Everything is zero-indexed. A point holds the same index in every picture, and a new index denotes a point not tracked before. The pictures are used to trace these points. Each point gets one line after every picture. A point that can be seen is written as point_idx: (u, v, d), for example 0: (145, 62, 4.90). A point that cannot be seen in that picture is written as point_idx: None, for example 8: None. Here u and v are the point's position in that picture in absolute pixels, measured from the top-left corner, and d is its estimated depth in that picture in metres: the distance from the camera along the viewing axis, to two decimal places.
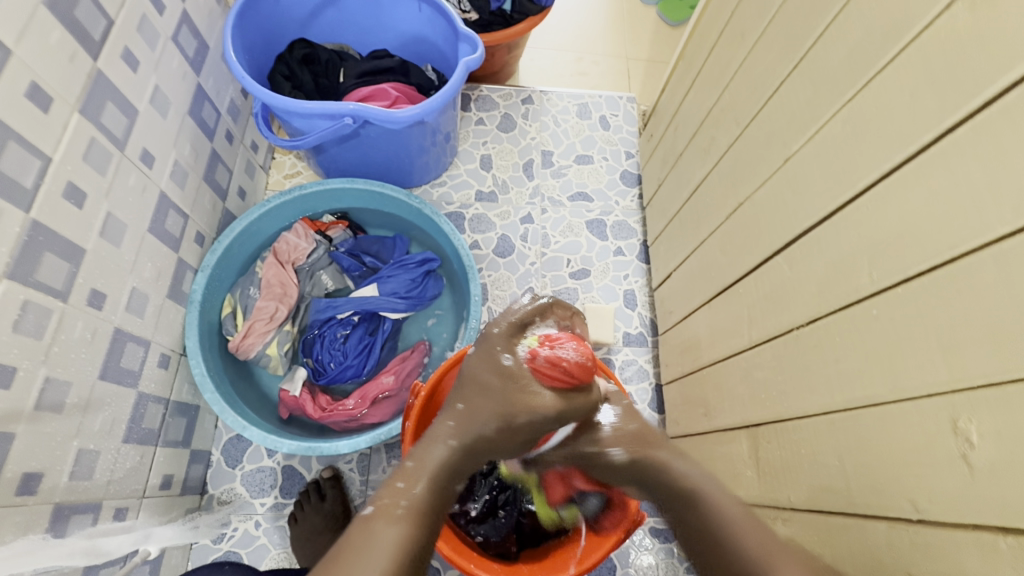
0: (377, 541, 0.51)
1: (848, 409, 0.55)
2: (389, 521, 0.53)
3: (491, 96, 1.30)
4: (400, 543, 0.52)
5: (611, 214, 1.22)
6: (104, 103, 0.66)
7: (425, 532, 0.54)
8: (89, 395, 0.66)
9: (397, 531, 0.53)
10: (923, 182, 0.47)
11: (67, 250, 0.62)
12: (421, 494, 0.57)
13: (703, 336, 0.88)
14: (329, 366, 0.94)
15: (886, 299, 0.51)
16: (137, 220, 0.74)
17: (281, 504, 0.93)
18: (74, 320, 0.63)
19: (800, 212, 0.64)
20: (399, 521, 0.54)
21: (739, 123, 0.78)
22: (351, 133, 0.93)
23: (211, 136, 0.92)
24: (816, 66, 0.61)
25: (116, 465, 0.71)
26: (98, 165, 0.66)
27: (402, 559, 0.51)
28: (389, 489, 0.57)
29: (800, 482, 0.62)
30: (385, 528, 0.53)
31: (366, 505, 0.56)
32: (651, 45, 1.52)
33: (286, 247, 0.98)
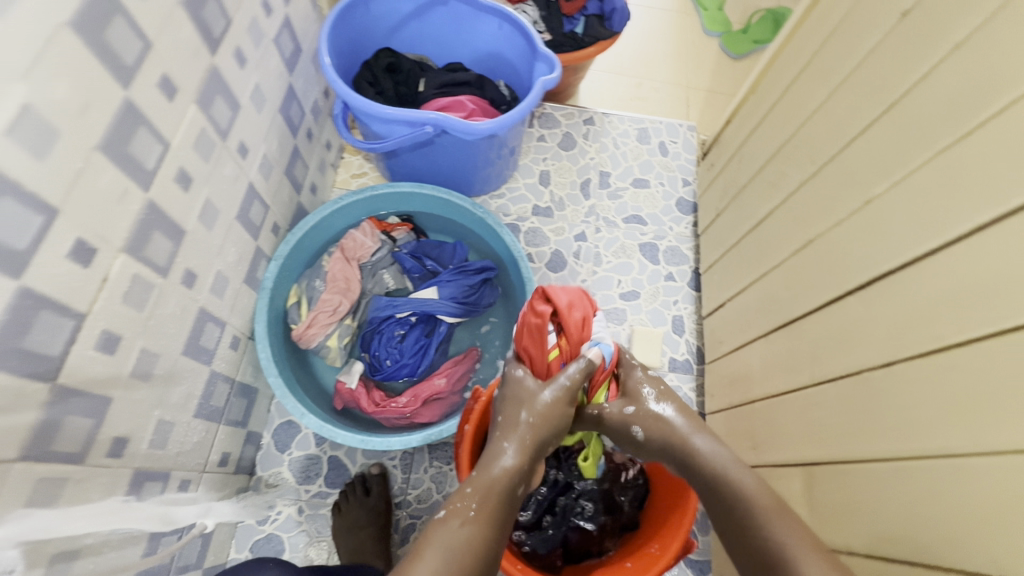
0: (448, 540, 0.53)
1: (920, 457, 0.54)
2: (462, 522, 0.54)
3: (554, 114, 1.33)
4: (470, 544, 0.53)
5: (664, 239, 1.23)
6: (215, 97, 0.71)
7: (495, 536, 0.55)
8: (172, 367, 0.69)
9: (466, 533, 0.54)
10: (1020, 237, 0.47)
11: (171, 231, 0.65)
12: (488, 497, 0.57)
13: (757, 369, 0.88)
14: (385, 363, 0.97)
15: (973, 349, 0.50)
16: (227, 206, 0.78)
17: (322, 493, 0.96)
18: (168, 296, 0.66)
19: (879, 255, 0.64)
20: (470, 523, 0.54)
21: (814, 160, 0.79)
22: (427, 141, 0.97)
23: (294, 133, 0.97)
24: (908, 112, 0.62)
25: (185, 437, 0.75)
26: (204, 153, 0.70)
27: (475, 559, 0.52)
28: (458, 493, 0.58)
29: (860, 527, 0.61)
30: (456, 529, 0.54)
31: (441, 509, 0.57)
32: (712, 77, 1.54)
33: (353, 244, 1.01)
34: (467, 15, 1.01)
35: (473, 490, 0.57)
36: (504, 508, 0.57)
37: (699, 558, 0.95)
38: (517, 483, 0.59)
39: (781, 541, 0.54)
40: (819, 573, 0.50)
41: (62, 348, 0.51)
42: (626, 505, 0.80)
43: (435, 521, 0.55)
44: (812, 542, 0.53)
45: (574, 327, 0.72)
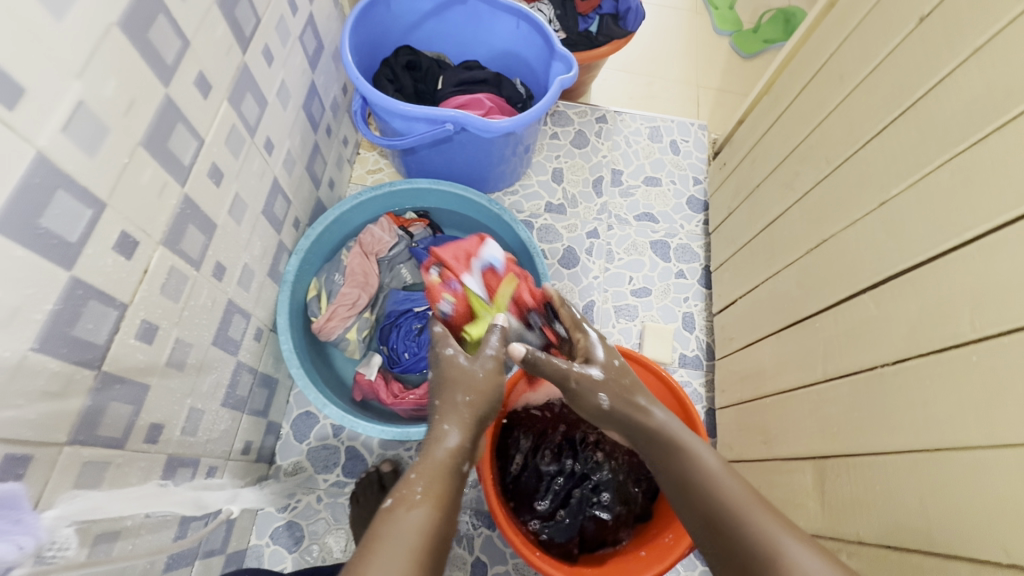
0: (403, 527, 0.50)
1: (933, 450, 0.56)
2: (411, 507, 0.52)
3: (567, 112, 1.35)
4: (424, 527, 0.51)
5: (675, 237, 1.25)
6: (245, 93, 0.73)
7: (447, 518, 0.54)
8: (203, 357, 0.71)
9: (419, 516, 0.52)
10: None
11: (204, 224, 0.67)
12: (434, 479, 0.56)
13: (769, 365, 0.89)
14: (403, 356, 0.98)
15: (987, 346, 0.52)
16: (254, 200, 0.80)
17: (340, 482, 0.98)
18: (201, 288, 0.68)
19: (894, 254, 0.65)
20: (419, 506, 0.53)
21: (829, 161, 0.80)
22: (445, 138, 0.99)
23: (315, 129, 0.99)
24: (925, 115, 0.64)
25: (214, 425, 0.77)
26: (234, 149, 0.72)
27: (429, 541, 0.50)
28: (404, 481, 0.56)
29: (872, 518, 0.63)
30: (405, 515, 0.51)
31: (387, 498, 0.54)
32: (723, 76, 1.55)
33: (371, 239, 1.02)
34: (486, 14, 1.03)
35: (420, 479, 0.56)
36: (452, 491, 0.56)
37: None
38: (460, 462, 0.60)
39: (728, 494, 0.55)
40: (767, 528, 0.51)
41: (107, 336, 0.53)
42: (640, 497, 0.83)
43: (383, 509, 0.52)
44: (755, 493, 0.55)
45: (442, 254, 0.85)
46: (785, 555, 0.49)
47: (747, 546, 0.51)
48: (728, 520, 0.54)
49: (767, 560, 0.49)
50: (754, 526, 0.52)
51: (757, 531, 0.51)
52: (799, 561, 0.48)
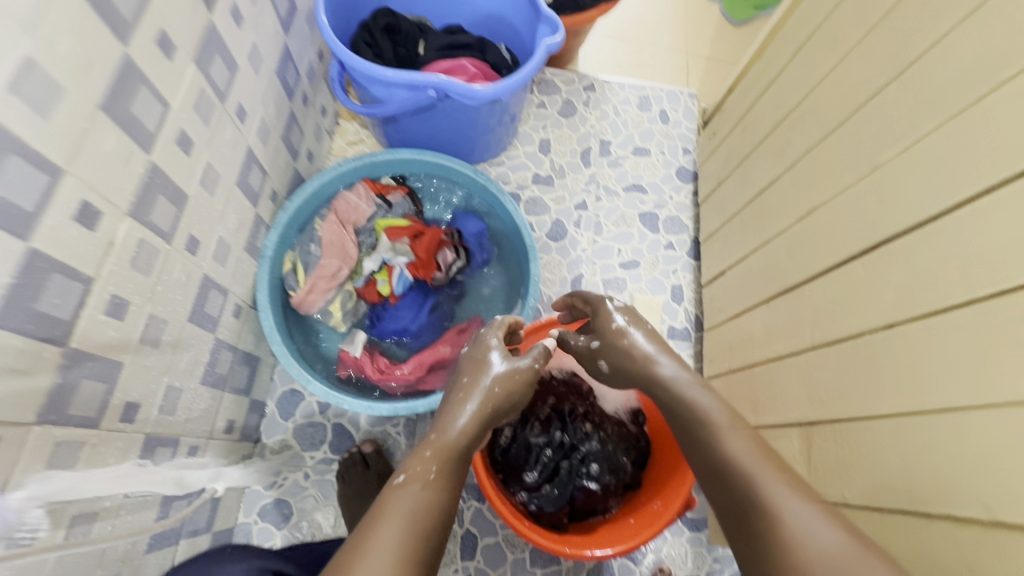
0: (410, 503, 0.51)
1: (918, 414, 0.56)
2: (421, 487, 0.52)
3: (554, 80, 1.31)
4: (427, 507, 0.51)
5: (664, 208, 1.23)
6: (213, 56, 0.69)
7: (450, 501, 0.53)
8: (179, 334, 0.69)
9: (426, 497, 0.52)
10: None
11: (175, 195, 0.64)
12: (449, 460, 0.56)
13: (757, 335, 0.89)
14: (382, 317, 0.99)
15: (975, 310, 0.52)
16: (228, 171, 0.76)
17: (328, 459, 0.98)
18: (174, 262, 0.66)
19: (884, 220, 0.65)
20: (429, 488, 0.53)
21: (821, 127, 0.79)
22: (428, 106, 0.95)
23: (290, 97, 0.94)
24: (921, 76, 0.62)
25: (193, 404, 0.75)
26: (204, 116, 0.68)
27: (430, 520, 0.50)
28: (417, 458, 0.56)
29: (856, 481, 0.64)
30: (416, 493, 0.52)
31: (398, 473, 0.54)
32: (713, 43, 1.51)
33: (346, 207, 1.00)
34: None
35: (432, 456, 0.56)
36: (457, 476, 0.56)
37: (695, 516, 1.00)
38: (474, 443, 0.60)
39: (733, 452, 0.54)
40: (774, 483, 0.50)
41: (73, 311, 0.51)
42: (630, 467, 0.82)
43: (394, 485, 0.53)
44: (764, 450, 0.53)
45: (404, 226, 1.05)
46: (788, 513, 0.47)
47: (753, 504, 0.49)
48: (736, 478, 0.52)
49: (772, 519, 0.47)
50: (761, 484, 0.50)
51: (763, 489, 0.50)
52: (802, 519, 0.46)
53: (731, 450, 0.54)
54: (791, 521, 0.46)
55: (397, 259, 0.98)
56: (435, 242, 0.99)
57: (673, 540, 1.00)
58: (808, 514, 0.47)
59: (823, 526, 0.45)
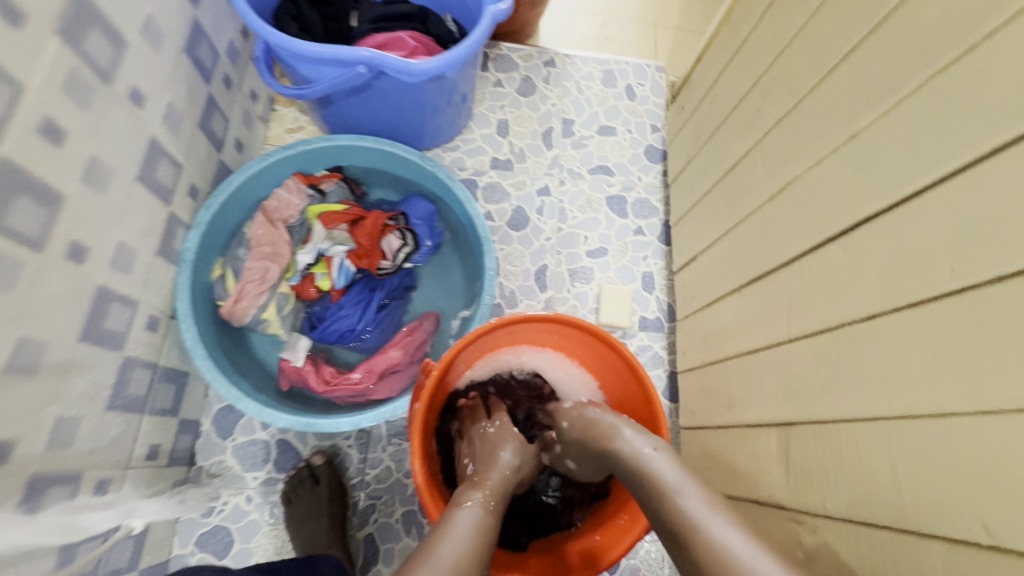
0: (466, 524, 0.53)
1: (907, 415, 0.50)
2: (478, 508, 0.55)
3: (511, 56, 1.21)
4: (481, 527, 0.53)
5: (632, 190, 1.15)
6: (89, 28, 0.58)
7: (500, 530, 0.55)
8: (68, 356, 0.60)
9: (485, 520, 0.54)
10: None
11: (43, 194, 0.54)
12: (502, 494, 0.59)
13: (731, 325, 0.82)
14: (324, 319, 0.89)
15: (971, 296, 0.45)
16: (124, 165, 0.66)
17: (273, 479, 0.89)
18: (50, 272, 0.56)
19: (863, 197, 0.58)
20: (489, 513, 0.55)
21: (794, 95, 0.71)
22: (363, 85, 0.85)
23: (207, 79, 0.84)
24: (903, 29, 0.54)
25: (98, 433, 0.66)
26: (80, 100, 0.58)
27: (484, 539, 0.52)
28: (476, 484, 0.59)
29: (838, 489, 0.57)
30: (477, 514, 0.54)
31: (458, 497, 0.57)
32: (682, 12, 1.42)
33: (277, 204, 0.90)
34: None
35: (491, 484, 0.59)
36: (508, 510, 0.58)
37: None
38: (517, 481, 0.63)
39: (685, 510, 0.49)
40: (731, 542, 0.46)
41: None
42: (595, 475, 0.76)
43: (461, 505, 0.55)
44: (719, 507, 0.49)
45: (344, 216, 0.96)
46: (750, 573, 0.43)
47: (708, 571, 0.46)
48: (689, 540, 0.48)
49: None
50: (715, 543, 0.46)
51: (716, 551, 0.46)
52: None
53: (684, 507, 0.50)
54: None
55: (335, 249, 0.89)
56: (377, 227, 0.90)
57: (648, 545, 0.94)
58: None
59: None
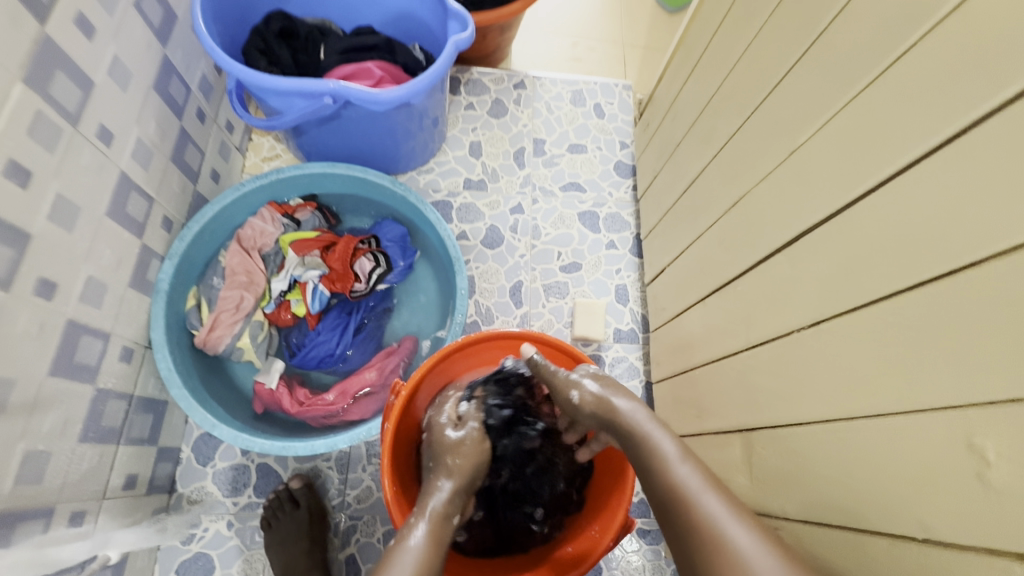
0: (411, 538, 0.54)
1: (849, 419, 0.51)
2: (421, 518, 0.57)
3: (482, 80, 1.25)
4: (429, 536, 0.55)
5: (604, 206, 1.18)
6: (53, 73, 0.60)
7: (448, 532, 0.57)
8: (37, 392, 0.60)
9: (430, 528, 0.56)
10: (931, 181, 0.44)
11: (7, 234, 0.56)
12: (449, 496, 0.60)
13: (697, 335, 0.84)
14: (302, 346, 0.90)
15: (892, 304, 0.46)
16: (93, 201, 0.68)
17: (253, 504, 0.89)
18: (17, 310, 0.57)
19: (805, 209, 0.60)
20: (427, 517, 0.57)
21: (743, 112, 0.74)
22: (331, 114, 0.88)
23: (179, 114, 0.86)
24: (832, 50, 0.56)
25: (70, 467, 0.66)
26: (46, 142, 0.60)
27: (433, 547, 0.54)
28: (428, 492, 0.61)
29: (795, 493, 0.59)
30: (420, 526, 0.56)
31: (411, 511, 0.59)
32: (648, 32, 1.47)
33: (251, 233, 0.92)
34: None
35: (444, 491, 0.60)
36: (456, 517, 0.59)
37: (650, 528, 0.95)
38: (470, 479, 0.64)
39: (681, 481, 0.50)
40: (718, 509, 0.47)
41: None
42: (574, 494, 0.76)
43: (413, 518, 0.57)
44: (715, 481, 0.50)
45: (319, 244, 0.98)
46: (731, 543, 0.44)
47: (696, 541, 0.46)
48: (684, 508, 0.48)
49: (713, 553, 0.45)
50: (704, 515, 0.47)
51: (710, 520, 0.46)
52: (748, 550, 0.44)
53: (685, 473, 0.50)
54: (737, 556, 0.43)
55: (308, 274, 0.90)
56: (349, 251, 0.91)
57: (630, 557, 0.94)
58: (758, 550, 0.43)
59: (766, 558, 0.43)
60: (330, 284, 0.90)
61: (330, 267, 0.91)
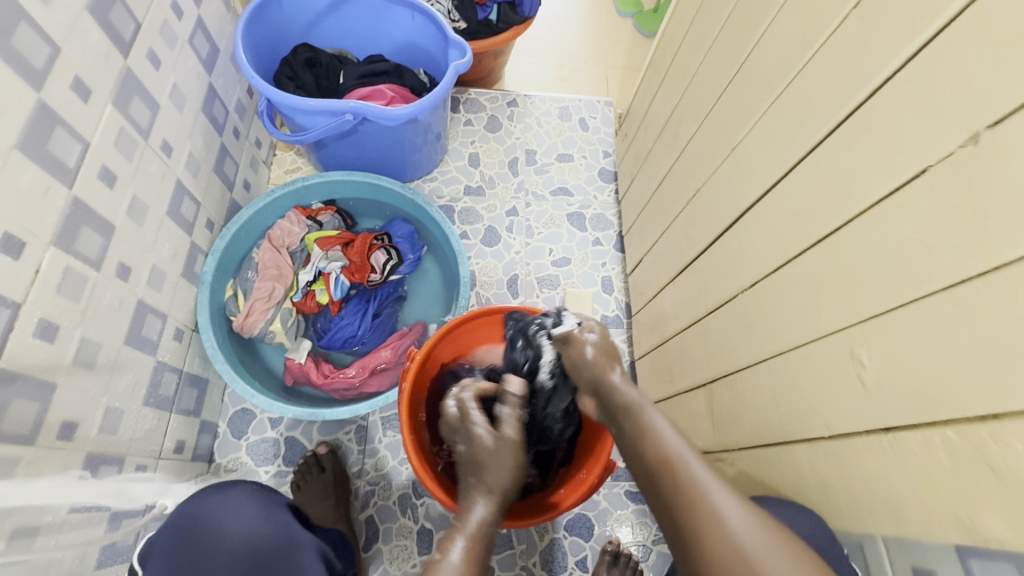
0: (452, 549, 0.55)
1: (777, 355, 0.64)
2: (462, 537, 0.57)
3: (478, 99, 1.40)
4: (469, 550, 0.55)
5: (590, 208, 1.32)
6: (132, 97, 0.75)
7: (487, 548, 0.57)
8: (115, 356, 0.73)
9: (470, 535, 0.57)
10: (819, 163, 0.57)
11: (100, 226, 0.69)
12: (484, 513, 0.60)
13: (669, 311, 0.97)
14: (328, 329, 1.03)
15: (803, 259, 0.60)
16: (157, 203, 0.82)
17: (283, 471, 1.01)
18: (104, 288, 0.70)
19: (743, 194, 0.73)
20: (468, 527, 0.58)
21: (696, 120, 0.88)
22: (350, 130, 1.02)
23: (220, 131, 1.00)
24: (752, 68, 0.71)
25: (137, 424, 0.78)
26: (126, 152, 0.74)
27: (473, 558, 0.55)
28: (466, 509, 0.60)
29: (745, 427, 0.71)
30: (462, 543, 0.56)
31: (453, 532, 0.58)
32: (627, 54, 1.63)
33: (281, 233, 1.05)
34: (380, 8, 1.06)
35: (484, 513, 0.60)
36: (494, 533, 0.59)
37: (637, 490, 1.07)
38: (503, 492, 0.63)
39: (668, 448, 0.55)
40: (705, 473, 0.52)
41: (2, 333, 0.56)
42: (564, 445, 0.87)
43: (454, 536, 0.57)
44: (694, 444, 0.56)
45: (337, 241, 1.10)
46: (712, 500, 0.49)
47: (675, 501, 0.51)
48: (669, 480, 0.53)
49: (693, 508, 0.49)
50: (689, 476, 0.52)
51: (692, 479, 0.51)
52: (717, 498, 0.49)
53: (663, 440, 0.56)
54: (714, 517, 0.48)
55: (331, 266, 1.03)
56: (365, 246, 1.04)
57: (619, 515, 1.05)
58: (731, 508, 0.48)
59: (735, 505, 0.48)
60: (350, 274, 1.03)
61: (350, 260, 1.04)
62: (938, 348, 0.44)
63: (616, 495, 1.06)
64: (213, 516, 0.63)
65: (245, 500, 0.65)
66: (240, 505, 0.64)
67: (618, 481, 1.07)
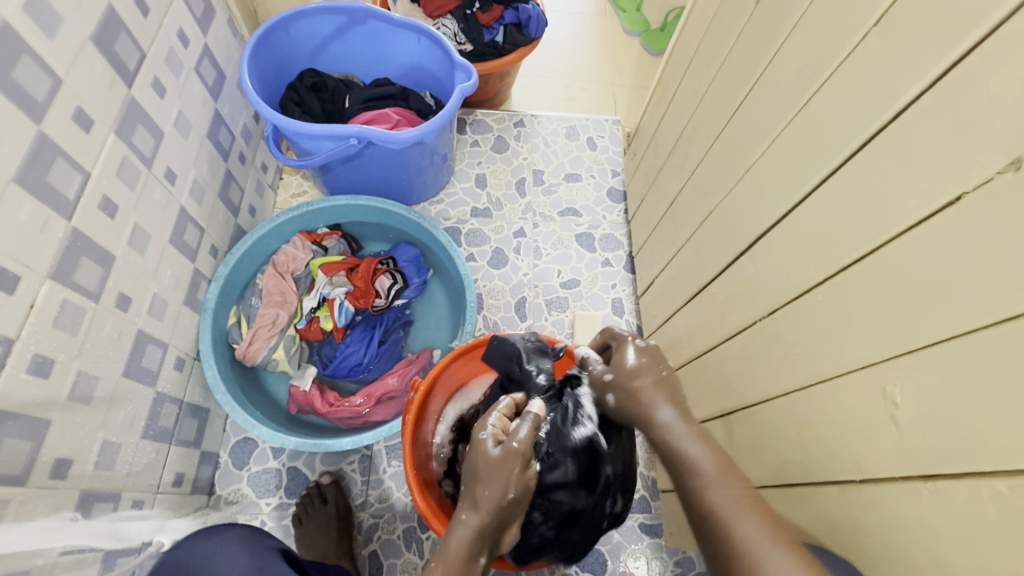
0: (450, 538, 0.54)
1: (801, 388, 0.61)
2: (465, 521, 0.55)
3: (485, 120, 1.39)
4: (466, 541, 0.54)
5: (599, 228, 1.29)
6: (136, 126, 0.74)
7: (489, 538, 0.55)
8: (113, 390, 0.71)
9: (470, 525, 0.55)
10: (840, 188, 0.55)
11: (100, 256, 0.68)
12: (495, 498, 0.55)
13: (683, 335, 0.93)
14: (332, 357, 1.02)
15: (826, 287, 0.57)
16: (159, 231, 0.81)
17: (285, 503, 0.98)
18: (103, 319, 0.69)
19: (758, 217, 0.70)
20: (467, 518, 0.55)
21: (707, 140, 0.86)
22: (356, 154, 1.01)
23: (225, 157, 1.00)
24: (766, 87, 0.69)
25: (134, 458, 0.76)
26: (128, 180, 0.73)
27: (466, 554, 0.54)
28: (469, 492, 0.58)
29: (767, 462, 0.67)
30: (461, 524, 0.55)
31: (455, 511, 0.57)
32: (635, 73, 1.62)
33: (285, 258, 1.04)
34: (387, 33, 1.06)
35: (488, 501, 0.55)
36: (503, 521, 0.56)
37: (652, 522, 1.02)
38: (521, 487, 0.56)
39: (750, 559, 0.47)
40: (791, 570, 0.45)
41: None
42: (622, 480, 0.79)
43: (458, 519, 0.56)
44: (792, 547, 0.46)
45: None
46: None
47: None
48: (719, 530, 0.49)
49: None
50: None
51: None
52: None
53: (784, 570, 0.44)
54: None
55: (335, 292, 1.02)
56: (370, 271, 1.03)
57: (633, 550, 1.00)
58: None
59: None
60: (353, 300, 1.02)
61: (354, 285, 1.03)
62: (981, 389, 0.40)
63: (630, 529, 1.01)
64: (203, 565, 0.59)
65: (237, 547, 0.62)
66: (234, 550, 0.61)
67: (632, 514, 1.03)
